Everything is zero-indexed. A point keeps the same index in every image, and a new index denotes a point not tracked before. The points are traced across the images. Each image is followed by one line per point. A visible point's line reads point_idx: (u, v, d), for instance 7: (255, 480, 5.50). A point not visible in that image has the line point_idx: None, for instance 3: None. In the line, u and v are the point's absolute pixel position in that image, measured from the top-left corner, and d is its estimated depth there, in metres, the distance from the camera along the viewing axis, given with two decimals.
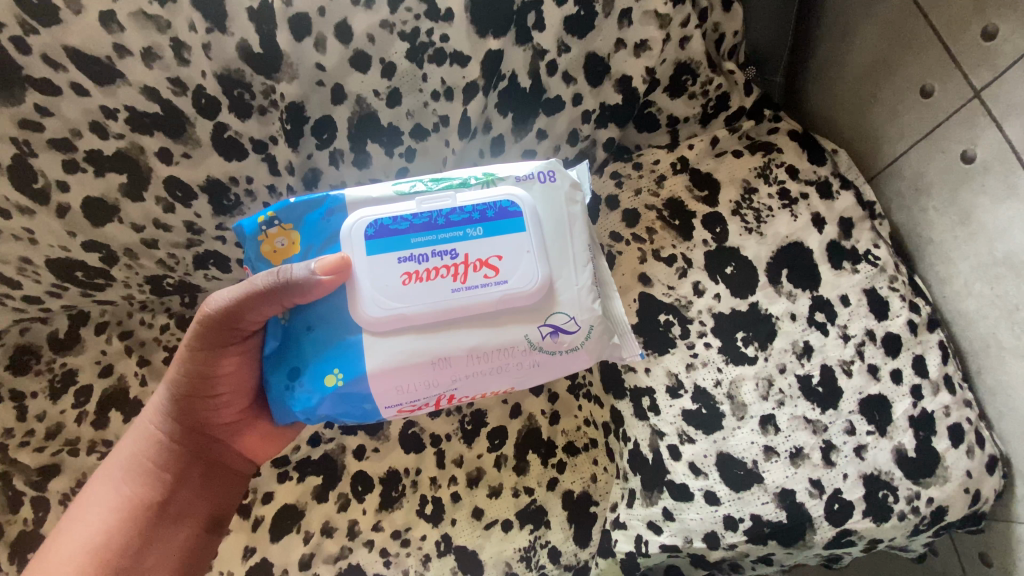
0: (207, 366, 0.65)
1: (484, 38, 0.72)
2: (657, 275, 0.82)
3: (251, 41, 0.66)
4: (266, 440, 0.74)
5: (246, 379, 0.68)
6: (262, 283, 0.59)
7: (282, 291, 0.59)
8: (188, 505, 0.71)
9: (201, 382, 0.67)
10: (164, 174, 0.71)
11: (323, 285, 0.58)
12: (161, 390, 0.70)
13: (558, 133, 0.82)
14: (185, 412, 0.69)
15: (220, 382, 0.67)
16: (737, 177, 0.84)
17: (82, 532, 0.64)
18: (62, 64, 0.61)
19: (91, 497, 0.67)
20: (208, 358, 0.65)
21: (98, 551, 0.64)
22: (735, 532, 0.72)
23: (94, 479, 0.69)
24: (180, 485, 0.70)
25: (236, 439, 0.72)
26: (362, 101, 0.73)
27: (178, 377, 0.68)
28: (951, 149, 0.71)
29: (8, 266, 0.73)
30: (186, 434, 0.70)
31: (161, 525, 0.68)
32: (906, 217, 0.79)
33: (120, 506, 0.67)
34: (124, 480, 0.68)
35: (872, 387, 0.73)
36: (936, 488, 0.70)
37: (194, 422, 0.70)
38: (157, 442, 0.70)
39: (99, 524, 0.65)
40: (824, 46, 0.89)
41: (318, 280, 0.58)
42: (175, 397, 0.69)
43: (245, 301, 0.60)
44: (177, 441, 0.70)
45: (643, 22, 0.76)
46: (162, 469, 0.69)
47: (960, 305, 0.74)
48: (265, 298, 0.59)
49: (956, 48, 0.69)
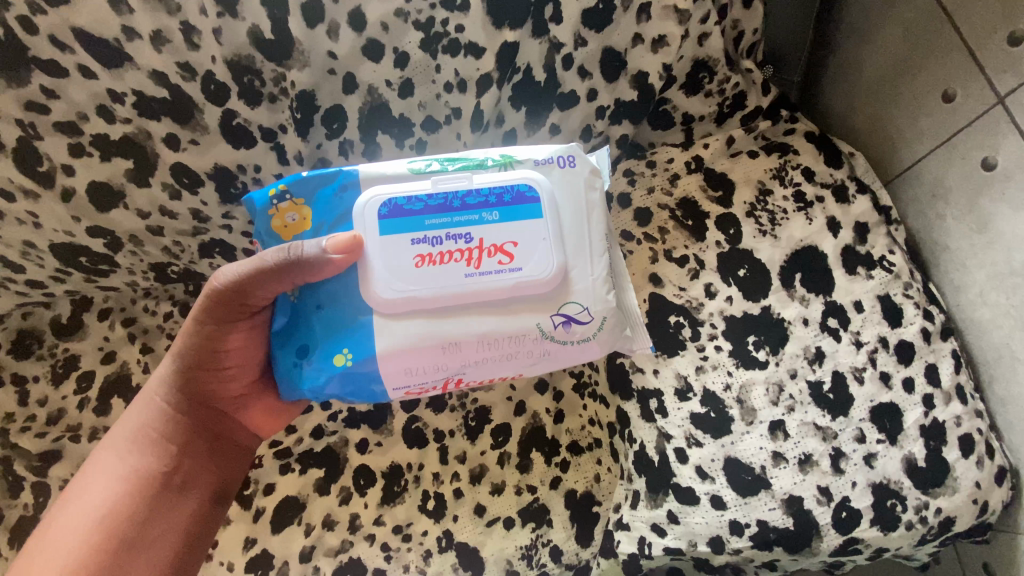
0: (215, 339, 0.64)
1: (500, 29, 0.71)
2: (668, 275, 0.81)
3: (263, 27, 0.64)
4: (271, 417, 0.74)
5: (254, 353, 0.67)
6: (272, 259, 0.57)
7: (293, 269, 0.57)
8: (195, 475, 0.70)
9: (210, 355, 0.66)
10: (171, 160, 0.70)
11: (334, 264, 0.57)
12: (169, 360, 0.69)
13: (572, 129, 0.81)
14: (194, 383, 0.68)
15: (227, 356, 0.66)
16: (751, 178, 0.83)
17: (88, 500, 0.63)
18: (69, 46, 0.60)
19: (95, 467, 0.65)
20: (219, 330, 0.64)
21: (105, 520, 0.62)
22: (740, 537, 0.72)
23: (99, 447, 0.67)
24: (186, 459, 0.69)
25: (244, 410, 0.72)
26: (373, 90, 0.71)
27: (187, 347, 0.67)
28: (971, 155, 0.70)
29: (12, 250, 0.72)
30: (194, 405, 0.70)
31: (167, 496, 0.67)
32: (922, 223, 0.78)
33: (128, 477, 0.65)
34: (131, 451, 0.67)
35: (884, 395, 0.72)
36: (945, 498, 0.69)
37: (202, 393, 0.69)
38: (165, 413, 0.69)
39: (106, 493, 0.64)
40: (845, 46, 0.88)
41: (329, 259, 0.57)
42: (183, 367, 0.68)
43: (254, 277, 0.58)
44: (185, 411, 0.70)
45: (662, 17, 0.75)
46: (170, 441, 0.68)
47: (974, 313, 0.73)
48: (276, 275, 0.58)
49: (980, 51, 0.68)
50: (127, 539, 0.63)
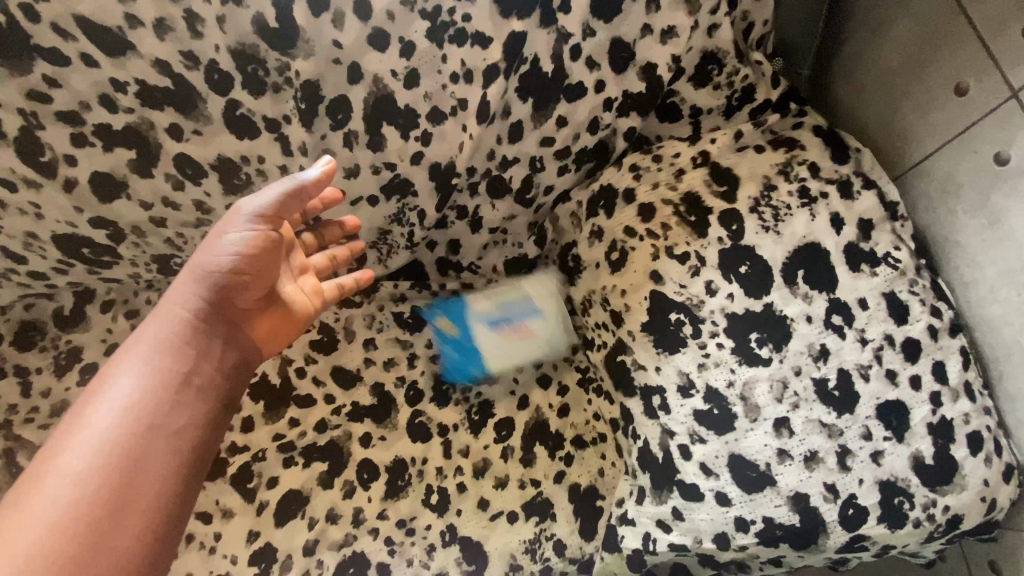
0: (226, 251, 0.61)
1: (507, 19, 0.70)
2: (669, 272, 0.78)
3: (267, 15, 0.63)
4: (284, 332, 0.70)
5: (265, 271, 0.63)
6: (281, 189, 0.61)
7: (295, 199, 0.62)
8: (213, 389, 0.62)
9: (230, 269, 0.61)
10: (174, 151, 0.69)
11: (314, 189, 0.62)
12: (191, 276, 0.63)
13: (578, 121, 0.80)
14: (219, 300, 0.63)
15: (241, 273, 0.62)
16: (757, 173, 0.80)
17: (103, 410, 0.54)
18: (71, 33, 0.59)
19: (105, 386, 0.56)
20: (223, 241, 0.61)
21: (132, 418, 0.55)
22: (745, 533, 0.72)
23: (104, 369, 0.58)
24: (205, 362, 0.62)
25: (259, 323, 0.68)
26: (379, 81, 0.71)
27: (201, 256, 0.62)
28: (984, 149, 0.69)
29: (15, 241, 0.72)
30: (218, 323, 0.64)
31: (187, 389, 0.59)
32: (931, 219, 0.77)
33: (151, 377, 0.57)
34: (153, 354, 0.59)
35: (890, 392, 0.71)
36: (953, 496, 0.69)
37: (225, 307, 0.64)
38: (189, 328, 0.62)
39: (133, 390, 0.56)
40: (855, 38, 0.86)
41: (313, 185, 0.62)
42: (207, 285, 0.62)
43: (273, 203, 0.61)
44: (210, 329, 0.63)
45: (671, 7, 0.73)
46: (191, 344, 0.61)
47: (984, 310, 0.72)
48: (291, 202, 0.61)
49: (994, 43, 0.67)
50: (154, 423, 0.56)
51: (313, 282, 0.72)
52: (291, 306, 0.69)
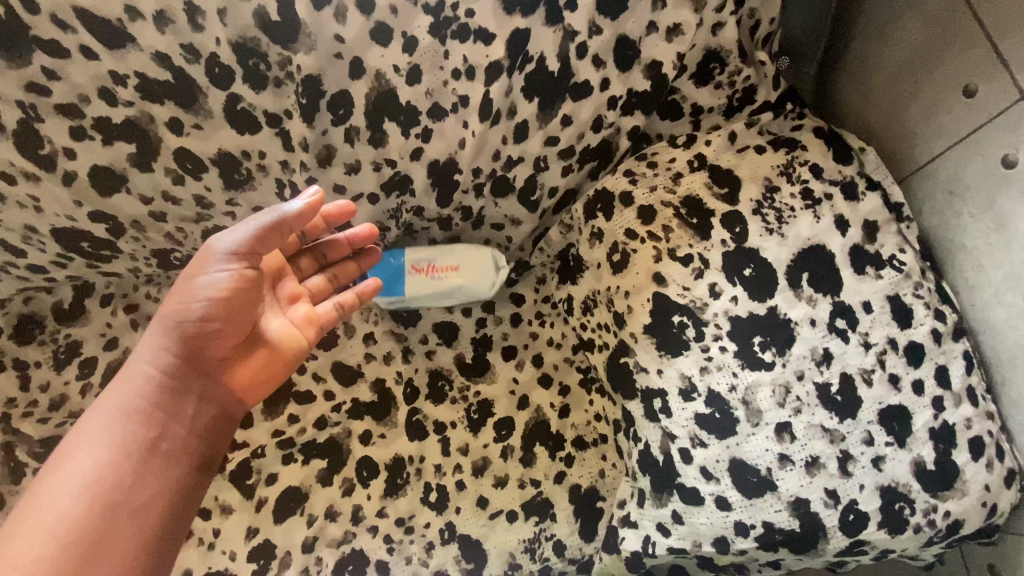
0: (195, 300, 0.60)
1: (511, 15, 0.69)
2: (672, 274, 0.78)
3: (269, 8, 0.62)
4: (262, 378, 0.66)
5: (239, 317, 0.62)
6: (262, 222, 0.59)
7: (273, 231, 0.59)
8: (183, 451, 0.62)
9: (200, 319, 0.60)
10: (174, 145, 0.68)
11: (303, 218, 0.59)
12: (161, 330, 0.62)
13: (583, 120, 0.79)
14: (189, 353, 0.62)
15: (211, 321, 0.61)
16: (758, 175, 0.79)
17: (68, 475, 0.56)
18: (70, 25, 0.58)
19: (75, 449, 0.57)
20: (199, 283, 0.60)
21: (95, 486, 0.56)
22: (745, 538, 0.72)
23: (75, 430, 0.59)
24: (176, 421, 0.61)
25: (236, 369, 0.64)
26: (381, 76, 0.70)
27: (174, 306, 0.61)
28: (992, 152, 0.68)
29: (13, 234, 0.71)
30: (190, 376, 0.63)
31: (156, 452, 0.60)
32: (937, 221, 0.76)
33: (117, 442, 0.58)
34: (123, 415, 0.59)
35: (893, 397, 0.71)
36: (953, 501, 0.69)
37: (198, 360, 0.62)
38: (159, 387, 0.61)
39: (97, 456, 0.57)
40: (862, 38, 0.85)
41: (298, 213, 0.58)
42: (177, 338, 0.61)
43: (249, 239, 0.59)
44: (182, 384, 0.62)
45: (677, 4, 0.73)
46: (161, 403, 0.61)
47: (989, 314, 0.72)
48: (266, 237, 0.59)
49: (1003, 45, 0.66)
50: (119, 492, 0.57)
51: (304, 311, 0.68)
52: (275, 345, 0.65)
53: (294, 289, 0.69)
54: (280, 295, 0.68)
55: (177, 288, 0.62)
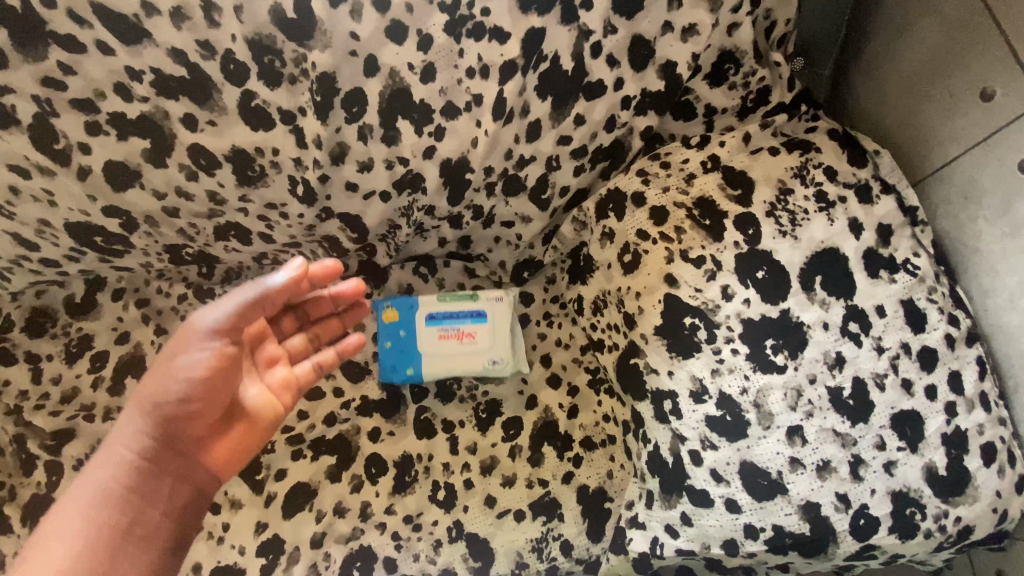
0: (176, 375, 0.58)
1: (526, 13, 0.69)
2: (684, 276, 0.77)
3: (285, 5, 0.62)
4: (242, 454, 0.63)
5: (219, 393, 0.60)
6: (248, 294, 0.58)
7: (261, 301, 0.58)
8: (158, 537, 0.57)
9: (180, 395, 0.58)
10: (188, 141, 0.68)
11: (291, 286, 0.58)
12: (135, 414, 0.59)
13: (596, 120, 0.78)
14: (165, 436, 0.59)
15: (191, 398, 0.58)
16: (771, 177, 0.79)
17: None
18: (87, 20, 0.59)
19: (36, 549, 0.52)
20: (180, 361, 0.58)
21: None
22: (754, 541, 0.72)
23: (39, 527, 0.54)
24: (153, 506, 0.57)
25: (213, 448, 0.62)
26: (395, 74, 0.69)
27: (152, 386, 0.59)
28: (1008, 156, 0.67)
29: (27, 228, 0.72)
30: (167, 459, 0.59)
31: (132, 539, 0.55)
32: (952, 225, 0.75)
33: (87, 532, 0.53)
34: (96, 503, 0.55)
35: (906, 402, 0.71)
36: (965, 507, 0.68)
37: (175, 442, 0.59)
38: (134, 472, 0.57)
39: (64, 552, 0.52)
40: (879, 40, 0.85)
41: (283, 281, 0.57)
42: (153, 421, 0.58)
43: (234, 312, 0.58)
44: (158, 467, 0.59)
45: (693, 4, 0.72)
46: (138, 489, 0.57)
47: (1002, 319, 0.71)
48: (253, 308, 0.58)
49: (1020, 47, 0.65)
50: None
51: (283, 372, 0.67)
52: (255, 413, 0.64)
53: (274, 351, 0.68)
54: (258, 359, 0.66)
55: (154, 367, 0.60)
